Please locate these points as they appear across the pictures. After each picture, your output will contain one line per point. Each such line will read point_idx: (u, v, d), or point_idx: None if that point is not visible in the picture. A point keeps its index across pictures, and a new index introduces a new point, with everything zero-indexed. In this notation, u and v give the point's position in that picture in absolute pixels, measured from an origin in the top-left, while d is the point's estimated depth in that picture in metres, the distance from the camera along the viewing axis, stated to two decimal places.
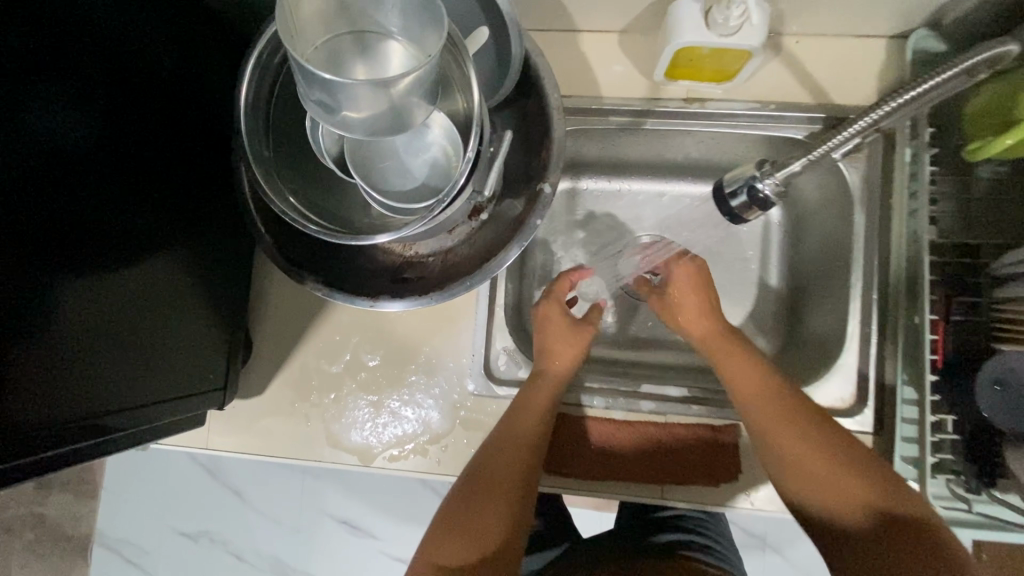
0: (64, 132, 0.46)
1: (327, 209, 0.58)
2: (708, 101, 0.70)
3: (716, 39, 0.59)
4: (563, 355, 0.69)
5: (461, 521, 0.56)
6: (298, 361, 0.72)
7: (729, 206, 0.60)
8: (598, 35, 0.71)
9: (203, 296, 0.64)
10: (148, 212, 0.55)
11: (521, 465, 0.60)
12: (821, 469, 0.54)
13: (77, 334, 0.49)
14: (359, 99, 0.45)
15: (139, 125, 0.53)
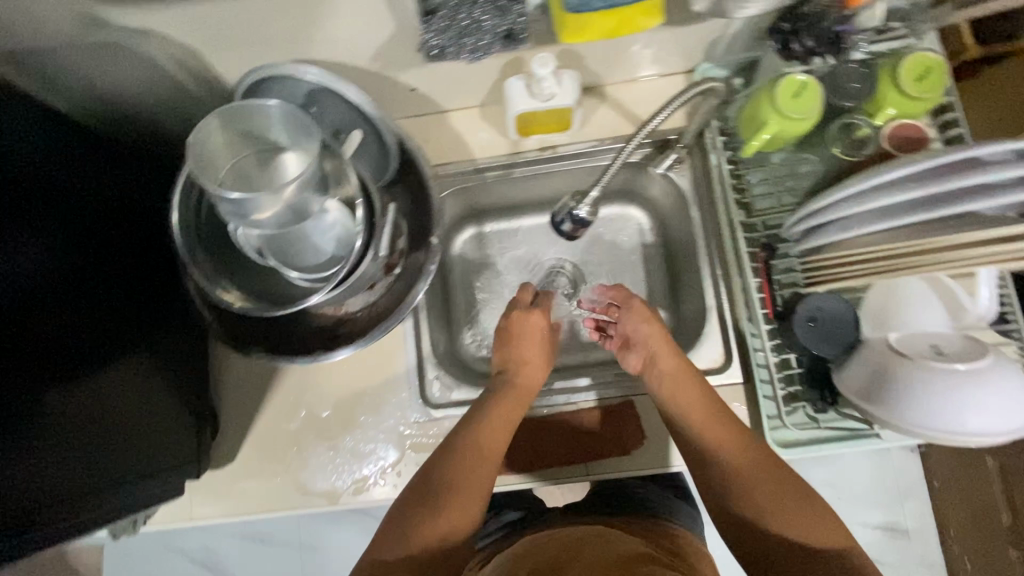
0: (20, 277, 0.57)
1: (260, 293, 0.71)
2: (559, 147, 0.87)
3: (542, 104, 0.75)
4: (530, 367, 0.81)
5: (418, 523, 0.65)
6: (261, 425, 0.83)
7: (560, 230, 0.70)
8: (463, 111, 0.88)
9: (166, 382, 0.74)
10: (107, 319, 0.66)
11: (469, 482, 0.68)
12: (754, 473, 0.66)
13: (49, 443, 0.57)
14: (264, 203, 0.59)
15: (89, 254, 0.65)
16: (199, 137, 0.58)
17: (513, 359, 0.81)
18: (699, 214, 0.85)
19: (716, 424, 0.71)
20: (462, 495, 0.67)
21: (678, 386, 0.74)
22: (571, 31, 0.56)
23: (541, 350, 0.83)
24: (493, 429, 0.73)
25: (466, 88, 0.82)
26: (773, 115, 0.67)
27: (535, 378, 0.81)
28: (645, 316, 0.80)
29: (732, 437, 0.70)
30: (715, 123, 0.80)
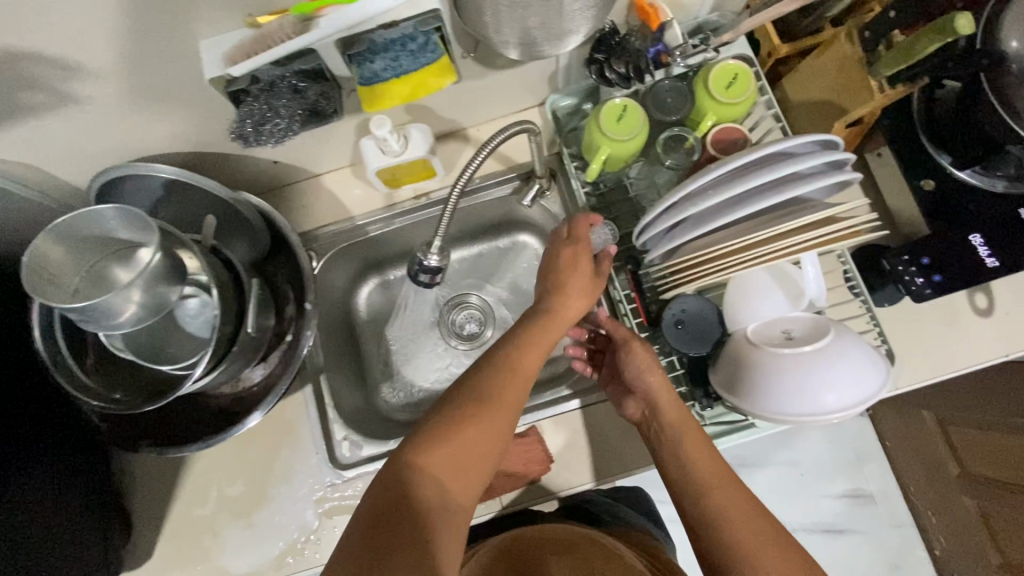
0: None
1: (134, 388, 0.71)
2: (432, 193, 0.90)
3: (394, 159, 0.79)
4: (574, 291, 0.69)
5: (452, 442, 0.56)
6: (174, 515, 0.82)
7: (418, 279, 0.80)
8: (335, 173, 0.90)
9: (74, 491, 0.74)
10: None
11: (501, 407, 0.60)
12: (767, 551, 0.58)
13: None
14: (113, 308, 0.61)
15: None
16: (35, 262, 0.60)
17: (562, 285, 0.69)
18: None
19: (730, 490, 0.63)
20: (493, 419, 0.58)
21: (685, 426, 0.68)
22: (371, 101, 0.68)
23: (587, 288, 0.70)
24: (528, 359, 0.64)
25: (329, 153, 0.85)
26: (600, 138, 0.71)
27: (577, 308, 0.70)
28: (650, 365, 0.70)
29: (744, 505, 0.62)
30: (568, 150, 0.84)
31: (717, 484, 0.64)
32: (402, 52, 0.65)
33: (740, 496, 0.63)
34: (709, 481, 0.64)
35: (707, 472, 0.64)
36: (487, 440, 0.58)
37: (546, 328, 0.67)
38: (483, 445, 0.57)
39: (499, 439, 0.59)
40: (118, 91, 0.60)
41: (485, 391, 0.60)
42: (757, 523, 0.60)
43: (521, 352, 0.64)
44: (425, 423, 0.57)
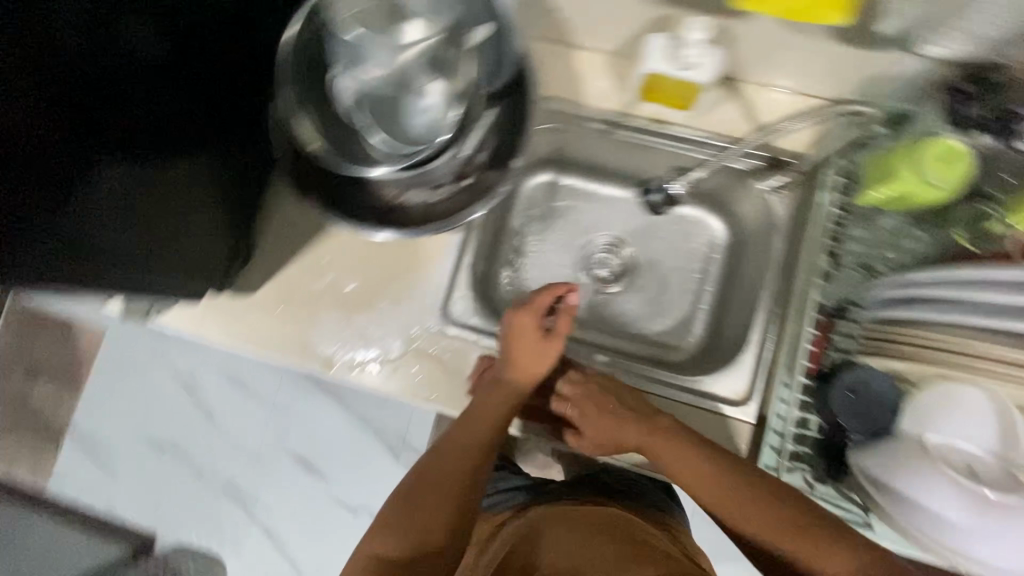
0: (140, 47, 0.58)
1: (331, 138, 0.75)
2: (671, 126, 0.82)
3: (676, 71, 0.71)
4: (520, 354, 0.78)
5: (415, 501, 0.73)
6: (289, 272, 0.85)
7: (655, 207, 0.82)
8: (590, 52, 0.84)
9: (212, 194, 0.72)
10: (175, 111, 0.63)
11: (456, 454, 0.75)
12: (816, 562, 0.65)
13: (104, 204, 0.59)
14: (373, 55, 0.72)
15: (202, 52, 0.65)
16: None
17: (507, 341, 0.79)
18: (783, 248, 0.81)
19: (757, 513, 0.69)
20: (469, 445, 0.75)
21: (665, 451, 0.74)
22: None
23: (530, 352, 0.79)
24: (479, 399, 0.78)
25: (605, 30, 0.78)
26: (908, 174, 0.63)
27: (531, 367, 0.78)
28: (591, 403, 0.79)
29: (772, 525, 0.68)
30: (839, 162, 0.74)
31: (739, 508, 0.69)
32: None
33: (771, 519, 0.68)
34: (734, 515, 0.70)
35: (721, 503, 0.71)
36: (465, 448, 0.75)
37: (479, 410, 0.76)
38: (456, 467, 0.75)
39: (466, 459, 0.75)
40: None
41: (456, 442, 0.76)
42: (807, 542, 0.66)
43: (496, 382, 0.77)
44: (429, 464, 0.76)
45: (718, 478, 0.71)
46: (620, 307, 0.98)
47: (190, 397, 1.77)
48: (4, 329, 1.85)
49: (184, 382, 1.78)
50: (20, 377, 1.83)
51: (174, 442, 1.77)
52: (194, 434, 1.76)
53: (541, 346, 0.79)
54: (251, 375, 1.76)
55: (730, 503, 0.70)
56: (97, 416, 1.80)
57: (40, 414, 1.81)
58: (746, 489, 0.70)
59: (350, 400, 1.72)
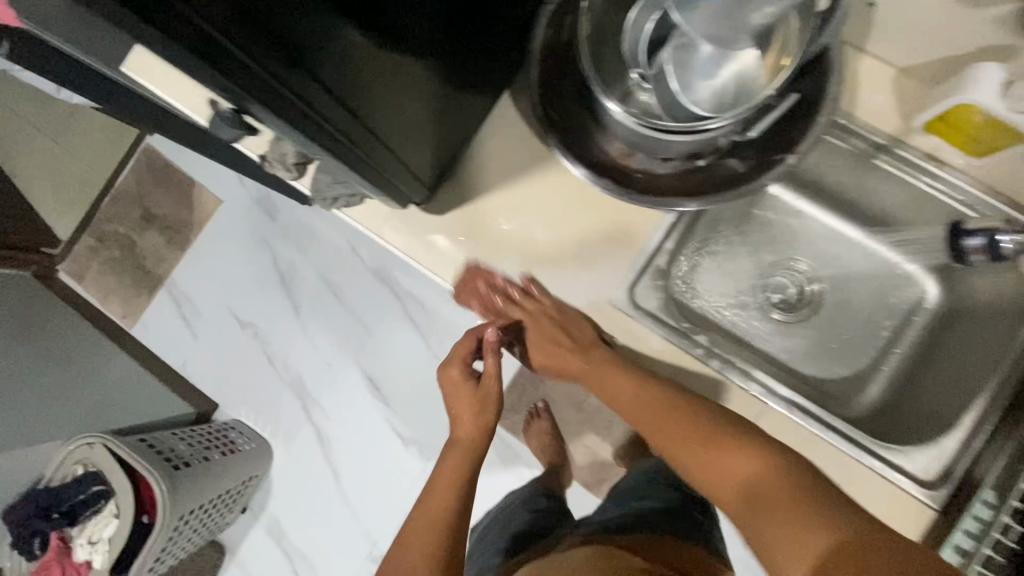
0: None
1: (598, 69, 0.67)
2: (944, 167, 0.73)
3: (1004, 110, 0.62)
4: (461, 409, 0.85)
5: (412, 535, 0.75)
6: (482, 204, 0.81)
7: (959, 246, 0.70)
8: (879, 62, 0.74)
9: (438, 83, 0.70)
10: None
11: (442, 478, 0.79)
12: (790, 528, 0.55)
13: (351, 67, 0.57)
14: None
15: None
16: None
17: (452, 405, 0.87)
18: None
19: (704, 443, 0.66)
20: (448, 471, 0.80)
21: (666, 425, 0.70)
22: None
23: (466, 396, 0.85)
24: (457, 401, 0.86)
25: (919, 43, 0.69)
26: None
27: (467, 427, 0.83)
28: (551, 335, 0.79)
29: (727, 460, 0.64)
30: None
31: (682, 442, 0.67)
32: None
33: (692, 434, 0.67)
34: (681, 454, 0.68)
35: (649, 424, 0.71)
36: (439, 483, 0.80)
37: (459, 399, 0.85)
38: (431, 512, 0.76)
39: (461, 458, 0.81)
40: None
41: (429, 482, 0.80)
42: (792, 514, 0.56)
43: (453, 395, 0.86)
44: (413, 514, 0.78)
45: (739, 446, 0.64)
46: (794, 341, 0.89)
47: (281, 287, 1.80)
48: (130, 171, 1.90)
49: (281, 270, 1.81)
50: (136, 220, 1.90)
51: (257, 325, 1.81)
52: (277, 323, 1.80)
53: (475, 391, 0.85)
54: (345, 284, 1.77)
55: (684, 453, 0.67)
56: (193, 277, 1.85)
57: (144, 260, 1.88)
58: (710, 434, 0.66)
59: (431, 337, 1.71)
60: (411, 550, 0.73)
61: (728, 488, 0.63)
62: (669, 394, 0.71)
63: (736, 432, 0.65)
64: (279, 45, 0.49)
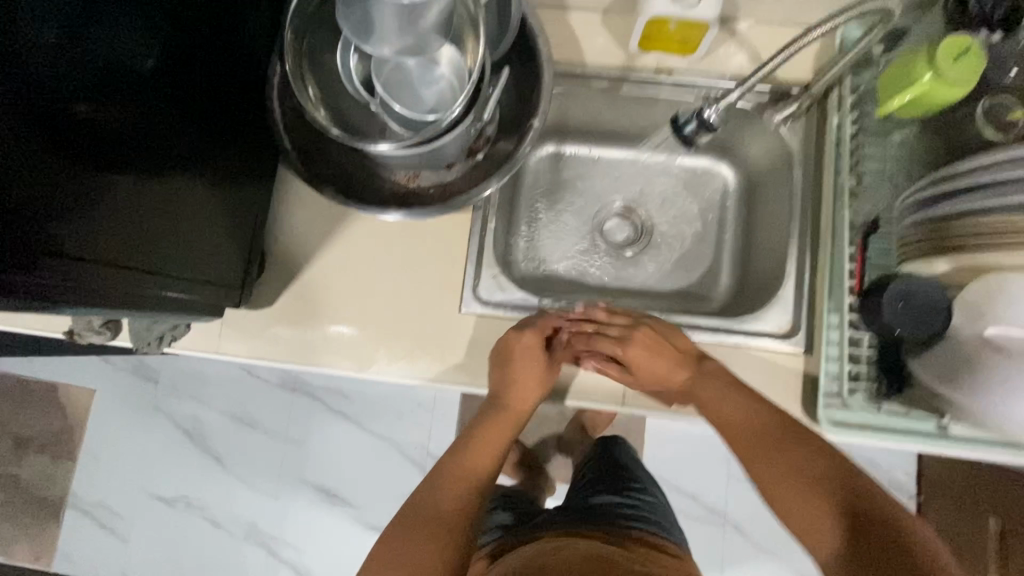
0: (129, 57, 0.56)
1: (342, 118, 0.71)
2: (675, 73, 0.82)
3: (681, 12, 0.71)
4: (519, 389, 0.77)
5: (416, 501, 0.69)
6: (307, 278, 0.81)
7: (681, 134, 0.63)
8: (585, 12, 0.82)
9: (212, 188, 0.70)
10: (153, 123, 0.60)
11: (485, 445, 0.76)
12: (803, 502, 0.59)
13: (119, 216, 0.57)
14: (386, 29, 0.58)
15: (188, 60, 0.64)
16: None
17: (507, 373, 0.76)
18: (802, 174, 0.81)
19: (758, 455, 0.64)
20: (490, 436, 0.77)
21: (741, 448, 0.67)
22: None
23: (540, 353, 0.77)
24: (523, 373, 0.77)
25: None
26: (928, 73, 0.64)
27: (524, 391, 0.77)
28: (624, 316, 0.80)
29: (791, 475, 0.61)
30: (848, 80, 0.77)
31: (757, 452, 0.65)
32: None
33: (757, 438, 0.65)
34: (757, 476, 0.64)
35: (744, 450, 0.66)
36: (488, 442, 0.76)
37: (521, 397, 0.77)
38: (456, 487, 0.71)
39: (495, 444, 0.76)
40: None
41: (456, 452, 0.75)
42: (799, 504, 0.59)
43: (509, 357, 0.76)
44: (437, 471, 0.73)
45: (794, 454, 0.62)
46: (645, 268, 0.95)
47: (194, 444, 1.68)
48: None
49: (186, 428, 1.69)
50: (10, 451, 1.72)
51: (185, 495, 1.67)
52: (205, 482, 1.67)
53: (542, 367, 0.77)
54: (256, 410, 1.68)
55: (752, 454, 0.65)
56: (95, 480, 1.69)
57: (35, 488, 1.69)
58: (770, 443, 0.64)
59: (365, 418, 1.66)
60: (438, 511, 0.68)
61: (818, 530, 0.57)
62: (716, 388, 0.71)
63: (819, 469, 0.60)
64: (52, 241, 0.50)
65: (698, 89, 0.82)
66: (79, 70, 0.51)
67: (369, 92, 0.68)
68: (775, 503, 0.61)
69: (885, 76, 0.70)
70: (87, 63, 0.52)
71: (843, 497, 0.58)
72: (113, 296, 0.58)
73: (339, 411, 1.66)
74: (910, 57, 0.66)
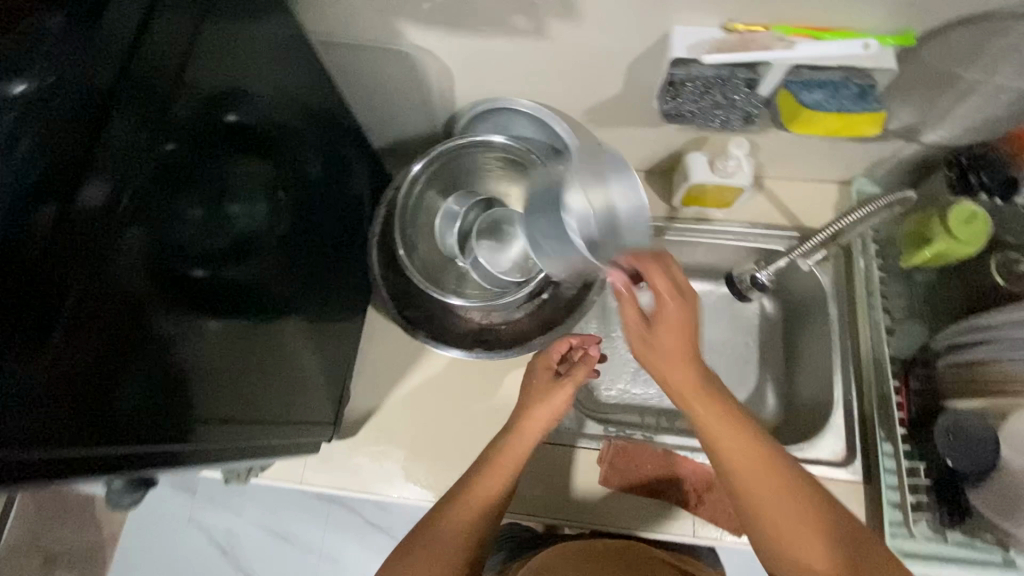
0: (253, 223, 0.65)
1: (434, 274, 0.82)
2: (713, 221, 0.94)
3: (720, 180, 0.82)
4: (536, 410, 0.75)
5: (442, 506, 0.70)
6: (386, 408, 0.88)
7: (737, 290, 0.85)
8: (631, 172, 0.96)
9: (302, 328, 0.77)
10: (262, 275, 0.68)
11: (522, 435, 0.74)
12: (791, 545, 0.58)
13: (231, 364, 0.62)
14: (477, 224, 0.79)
15: (295, 221, 0.74)
16: (426, 66, 0.75)
17: (525, 402, 0.76)
18: (838, 312, 0.88)
19: (777, 495, 0.59)
20: (523, 434, 0.74)
21: (729, 443, 0.61)
22: (800, 121, 0.65)
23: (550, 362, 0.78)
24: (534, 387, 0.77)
25: (646, 154, 0.91)
26: (941, 236, 0.74)
27: (549, 412, 0.74)
28: (711, 400, 0.62)
29: (790, 514, 0.58)
30: (870, 234, 0.86)
31: (751, 482, 0.60)
32: (837, 94, 0.64)
33: (756, 460, 0.60)
34: (765, 511, 0.59)
35: (741, 485, 0.61)
36: (506, 449, 0.73)
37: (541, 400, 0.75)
38: (488, 485, 0.71)
39: (498, 477, 0.71)
40: (577, 37, 0.67)
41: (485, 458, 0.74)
42: (796, 542, 0.58)
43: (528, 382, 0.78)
44: (474, 469, 0.72)
45: (791, 493, 0.59)
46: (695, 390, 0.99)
47: (225, 561, 1.65)
48: (14, 518, 1.71)
49: (220, 543, 1.66)
50: (35, 568, 1.68)
51: None
52: None
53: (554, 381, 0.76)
54: (292, 523, 1.66)
55: (744, 477, 0.60)
56: None
57: None
58: (775, 473, 0.60)
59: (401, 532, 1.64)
60: (434, 545, 0.66)
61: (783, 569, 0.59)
62: (744, 433, 0.61)
63: (810, 497, 0.59)
64: (179, 394, 0.54)
65: (735, 235, 0.93)
66: (224, 243, 0.60)
67: (464, 253, 0.81)
68: (762, 528, 0.60)
69: (904, 232, 0.82)
70: (228, 237, 0.60)
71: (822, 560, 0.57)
72: (219, 442, 0.62)
73: (373, 524, 1.65)
74: (924, 220, 0.77)
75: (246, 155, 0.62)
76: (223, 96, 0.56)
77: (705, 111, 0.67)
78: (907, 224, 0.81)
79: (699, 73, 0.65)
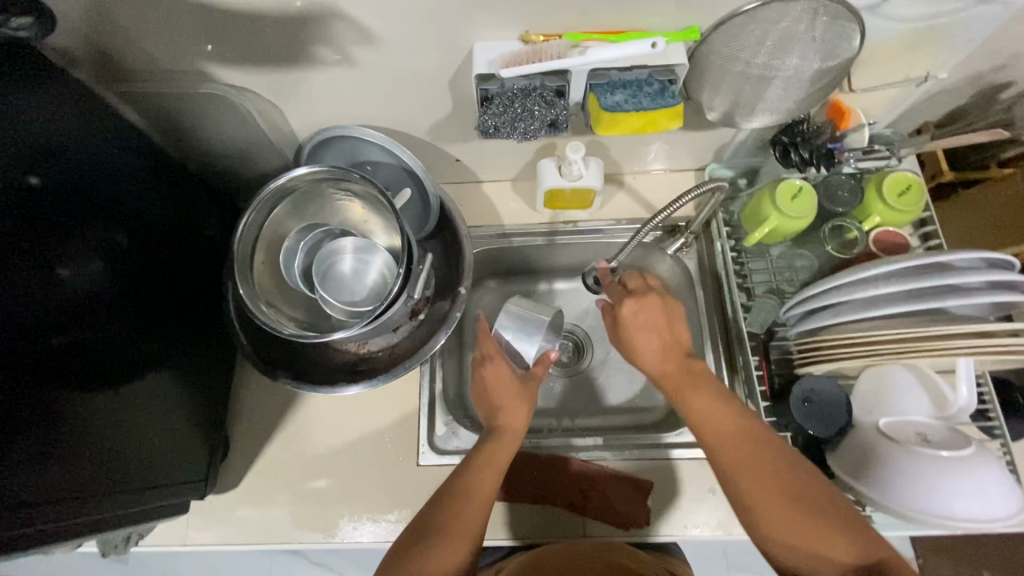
0: (90, 285, 0.62)
1: (289, 312, 0.79)
2: (581, 222, 0.95)
3: (570, 183, 0.84)
4: (510, 410, 0.75)
5: (427, 529, 0.64)
6: (270, 453, 0.86)
7: (580, 292, 0.79)
8: (496, 183, 0.97)
9: (169, 385, 0.74)
10: (114, 338, 0.65)
11: (499, 454, 0.70)
12: (739, 459, 0.63)
13: (88, 433, 0.60)
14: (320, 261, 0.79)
15: (140, 277, 0.71)
16: (251, 109, 0.74)
17: (495, 408, 0.75)
18: (704, 293, 0.92)
19: (724, 421, 0.66)
20: (504, 448, 0.71)
21: (733, 450, 0.63)
22: (605, 125, 0.69)
23: (513, 391, 0.76)
24: (505, 395, 0.76)
25: (503, 164, 0.92)
26: (772, 213, 0.77)
27: (514, 421, 0.74)
28: (655, 318, 0.72)
29: (757, 449, 0.63)
30: (722, 215, 0.90)
31: (693, 394, 0.68)
32: (639, 93, 0.66)
33: (682, 372, 0.70)
34: (698, 416, 0.67)
35: (676, 390, 0.70)
36: (489, 461, 0.69)
37: (507, 424, 0.74)
38: (475, 504, 0.65)
39: (470, 522, 0.64)
40: (387, 61, 0.68)
41: (466, 476, 0.68)
42: (750, 461, 0.62)
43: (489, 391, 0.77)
44: (452, 485, 0.67)
45: (739, 419, 0.66)
46: (588, 387, 0.99)
47: None
48: None
49: None
50: None
51: None
52: None
53: (519, 390, 0.77)
54: None
55: (687, 399, 0.68)
56: None
57: None
58: (729, 411, 0.66)
59: None
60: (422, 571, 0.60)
61: (733, 481, 0.62)
62: (731, 416, 0.66)
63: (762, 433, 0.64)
64: (29, 474, 0.53)
65: (602, 232, 0.95)
66: (55, 311, 0.58)
67: (309, 288, 0.79)
68: (711, 447, 0.65)
69: (747, 211, 0.83)
70: (60, 304, 0.58)
71: (851, 553, 0.56)
72: (86, 519, 0.60)
73: None
74: (758, 200, 0.80)
75: (68, 216, 0.59)
76: (24, 160, 0.54)
77: (511, 125, 0.67)
78: (747, 203, 0.83)
79: (509, 84, 0.65)
